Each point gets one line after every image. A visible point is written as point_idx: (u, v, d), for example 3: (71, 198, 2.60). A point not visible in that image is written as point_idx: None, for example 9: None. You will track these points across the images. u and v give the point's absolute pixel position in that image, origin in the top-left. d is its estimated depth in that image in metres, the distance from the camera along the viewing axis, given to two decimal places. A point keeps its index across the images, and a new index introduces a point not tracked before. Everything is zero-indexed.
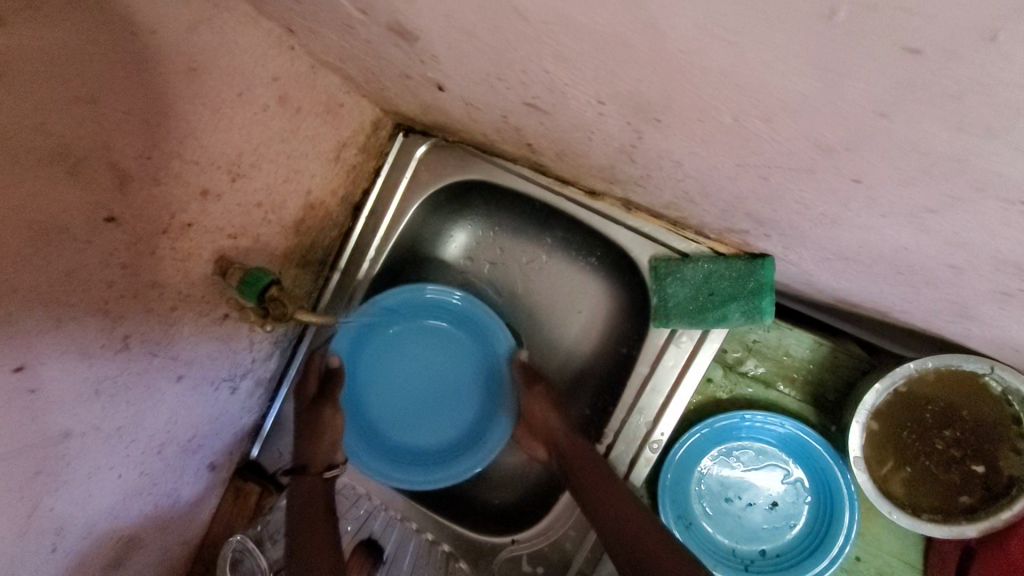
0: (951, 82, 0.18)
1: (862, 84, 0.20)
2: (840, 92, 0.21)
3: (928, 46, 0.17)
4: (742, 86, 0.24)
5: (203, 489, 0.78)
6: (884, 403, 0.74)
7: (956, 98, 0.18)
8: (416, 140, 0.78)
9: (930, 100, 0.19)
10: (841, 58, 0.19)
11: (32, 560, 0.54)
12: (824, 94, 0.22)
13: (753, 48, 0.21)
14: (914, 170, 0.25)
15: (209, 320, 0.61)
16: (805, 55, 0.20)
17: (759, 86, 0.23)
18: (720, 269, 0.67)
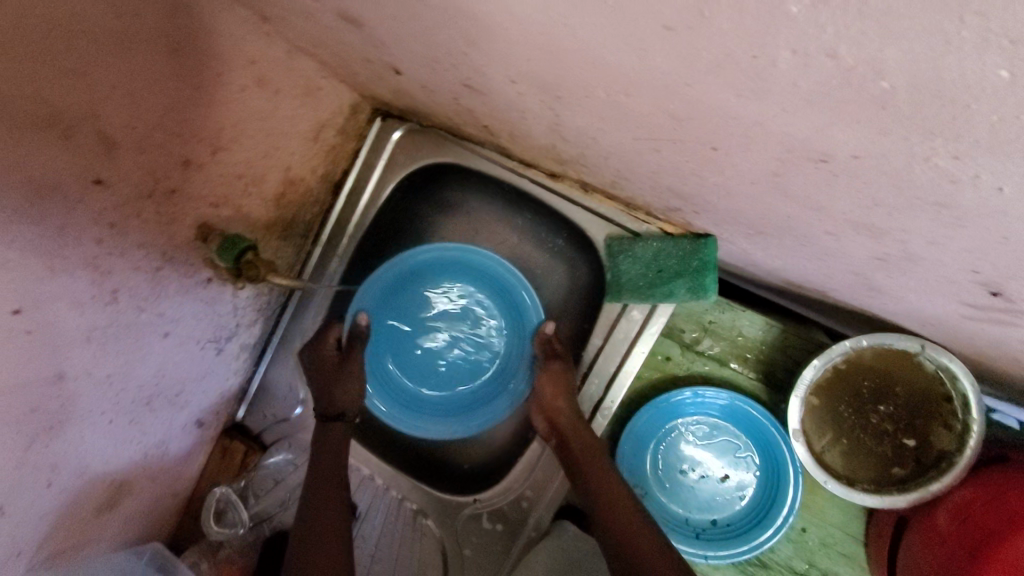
0: (709, 53, 0.23)
1: (661, 58, 0.25)
2: (652, 65, 0.26)
3: (677, 25, 0.22)
4: (592, 63, 0.29)
5: (190, 444, 0.84)
6: (823, 379, 0.78)
7: (720, 66, 0.23)
8: (393, 124, 0.84)
9: (705, 68, 0.24)
10: (636, 35, 0.24)
11: (31, 491, 0.60)
12: (645, 67, 0.27)
13: (581, 29, 0.26)
14: (741, 135, 0.30)
15: (193, 282, 0.67)
16: (615, 32, 0.25)
17: (602, 63, 0.28)
18: (667, 248, 0.72)
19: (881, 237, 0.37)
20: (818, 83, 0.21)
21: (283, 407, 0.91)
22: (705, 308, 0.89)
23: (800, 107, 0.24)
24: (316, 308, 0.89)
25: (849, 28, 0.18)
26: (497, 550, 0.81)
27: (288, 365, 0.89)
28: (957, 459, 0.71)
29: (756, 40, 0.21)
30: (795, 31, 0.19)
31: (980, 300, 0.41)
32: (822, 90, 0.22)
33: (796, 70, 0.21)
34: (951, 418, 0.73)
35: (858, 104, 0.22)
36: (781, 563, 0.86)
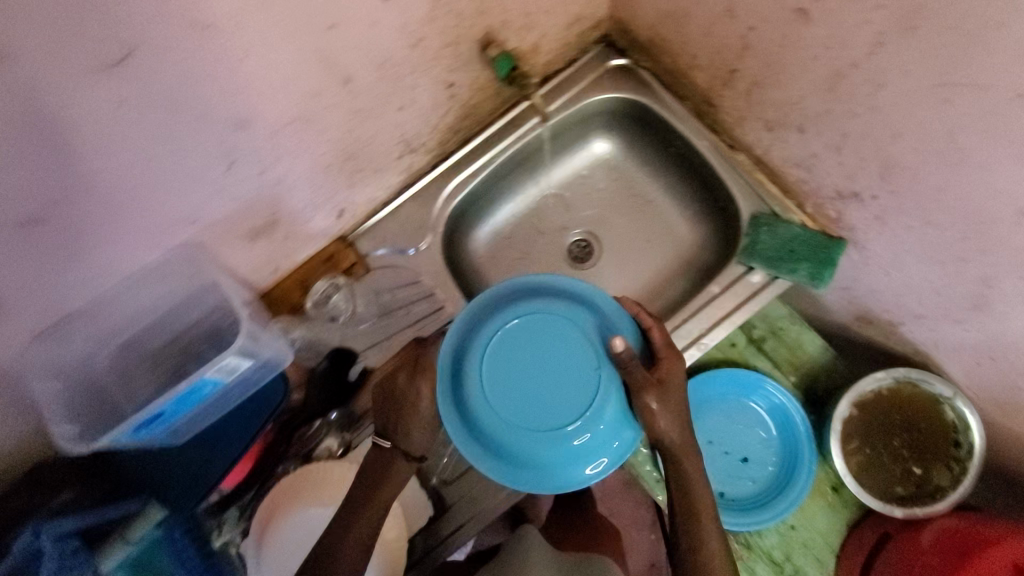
0: None
1: None
2: None
3: None
4: None
5: (324, 228, 0.87)
6: (868, 396, 0.91)
7: None
8: (613, 53, 0.95)
9: None
10: None
11: (248, 166, 0.64)
12: None
13: None
14: None
15: (446, 76, 0.75)
16: None
17: None
18: (805, 236, 0.85)
19: None
20: None
21: (405, 240, 0.93)
22: (780, 314, 1.00)
23: None
24: (473, 169, 0.95)
25: None
26: None
27: (426, 206, 0.94)
28: (951, 492, 0.86)
29: None
30: None
31: None
32: None
33: None
34: (955, 461, 0.87)
35: None
36: (763, 547, 0.95)
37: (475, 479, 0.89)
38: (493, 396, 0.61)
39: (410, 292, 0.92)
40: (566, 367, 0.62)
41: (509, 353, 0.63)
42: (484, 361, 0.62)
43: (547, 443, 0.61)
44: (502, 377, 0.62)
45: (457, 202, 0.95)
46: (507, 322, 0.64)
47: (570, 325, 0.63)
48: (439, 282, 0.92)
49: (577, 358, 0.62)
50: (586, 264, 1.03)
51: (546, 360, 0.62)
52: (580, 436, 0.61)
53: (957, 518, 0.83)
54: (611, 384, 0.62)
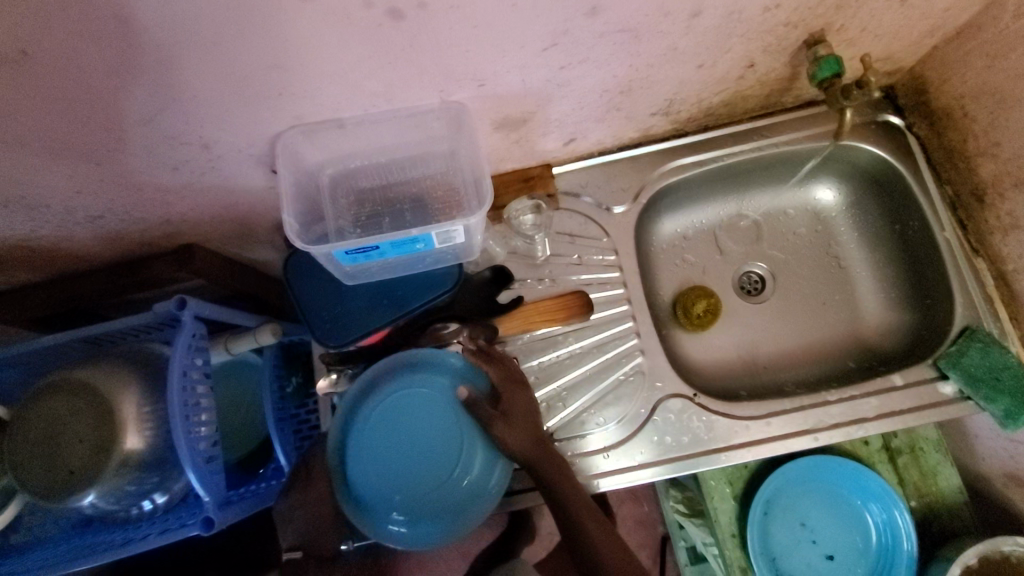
0: None
1: None
2: None
3: None
4: None
5: (546, 150, 0.85)
6: (995, 557, 0.83)
7: None
8: (892, 108, 0.89)
9: None
10: None
11: (558, 57, 0.62)
12: None
13: None
14: None
15: (753, 55, 0.71)
16: None
17: None
18: (1018, 371, 0.78)
19: None
20: None
21: (605, 195, 0.91)
22: (927, 436, 0.94)
23: None
24: (699, 159, 0.92)
25: None
26: (683, 440, 0.83)
27: (639, 174, 0.91)
28: None
29: None
30: None
31: None
32: None
33: None
34: None
35: None
36: None
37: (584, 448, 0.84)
38: (373, 480, 0.75)
39: (589, 247, 0.90)
40: (437, 433, 0.76)
41: (370, 457, 0.75)
42: (356, 456, 0.76)
43: (438, 488, 0.75)
44: (374, 463, 0.75)
45: (668, 183, 0.92)
46: (358, 433, 0.76)
47: (405, 425, 0.77)
48: (620, 249, 0.90)
49: (434, 423, 0.77)
50: (754, 298, 0.99)
51: (410, 450, 0.76)
52: (465, 470, 0.75)
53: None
54: (473, 429, 0.76)
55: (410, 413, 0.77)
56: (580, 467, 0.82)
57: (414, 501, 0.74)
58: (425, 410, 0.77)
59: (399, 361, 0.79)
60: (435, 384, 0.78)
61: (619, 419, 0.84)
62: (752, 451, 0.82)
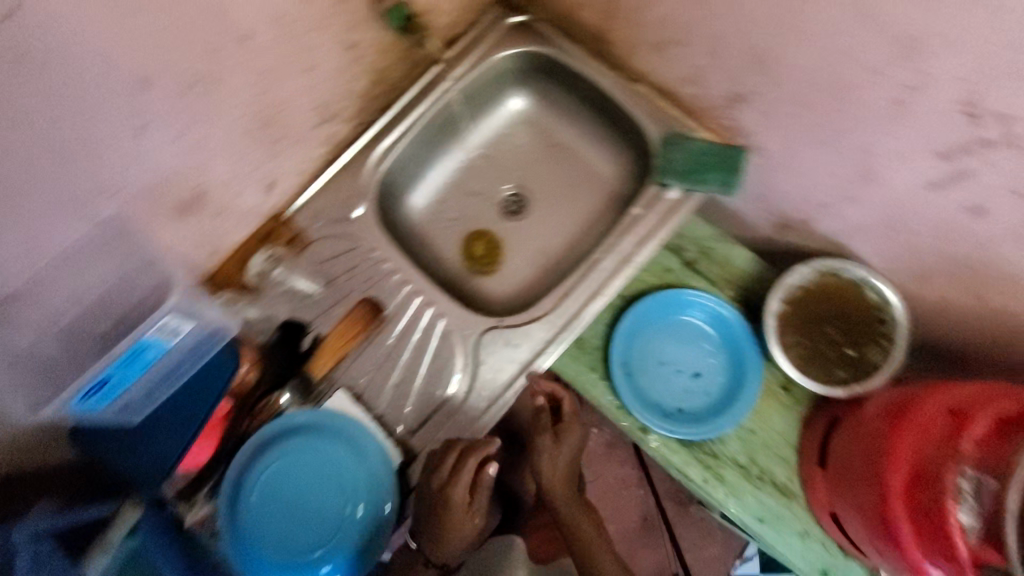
0: None
1: None
2: None
3: None
4: None
5: (256, 203, 0.90)
6: (796, 292, 0.96)
7: None
8: (511, 12, 1.01)
9: None
10: None
11: (163, 132, 0.66)
12: None
13: None
14: None
15: (344, 37, 0.79)
16: None
17: None
18: (711, 148, 0.91)
19: (910, 54, 0.59)
20: None
21: (339, 210, 0.97)
22: (707, 235, 1.06)
23: None
24: (396, 135, 0.98)
25: None
26: (511, 363, 0.89)
27: (357, 176, 0.98)
28: (884, 366, 0.91)
29: None
30: None
31: (957, 139, 0.63)
32: None
33: None
34: (886, 339, 0.92)
35: None
36: (727, 454, 0.99)
37: (444, 420, 0.88)
38: (282, 549, 0.82)
39: (352, 259, 0.96)
40: (320, 479, 0.84)
41: (271, 533, 0.82)
42: (258, 540, 0.82)
43: (341, 524, 0.83)
44: (278, 535, 0.83)
45: (386, 170, 0.99)
46: (251, 519, 0.82)
47: (290, 489, 0.84)
48: (378, 244, 0.96)
49: (313, 474, 0.84)
50: (520, 217, 1.09)
51: (304, 504, 0.84)
52: (355, 497, 0.83)
53: (897, 389, 0.87)
54: (347, 460, 0.84)
55: (289, 477, 0.84)
56: (448, 439, 0.87)
57: (326, 545, 0.82)
58: (299, 467, 0.84)
59: (257, 442, 0.85)
60: (296, 442, 0.85)
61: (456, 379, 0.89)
62: (567, 336, 0.90)
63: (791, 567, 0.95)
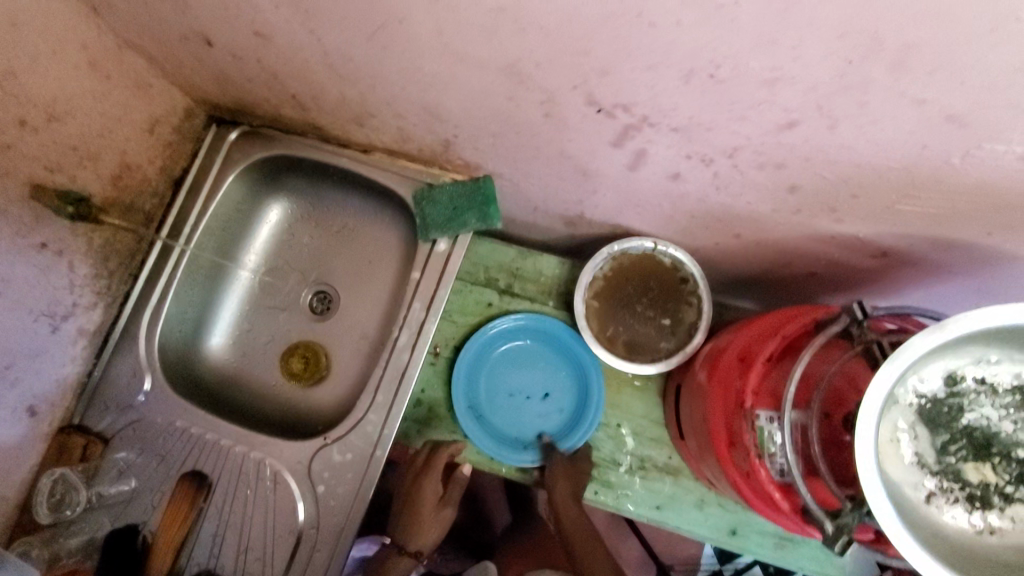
0: None
1: None
2: None
3: None
4: None
5: (22, 435, 0.82)
6: (600, 284, 0.96)
7: None
8: (226, 128, 0.97)
9: None
10: None
11: None
12: None
13: None
14: None
15: (24, 244, 0.74)
16: None
17: None
18: (458, 189, 0.90)
19: (524, 78, 0.58)
20: None
21: (126, 394, 0.91)
22: (511, 257, 1.06)
23: None
24: (158, 295, 0.93)
25: None
26: (348, 478, 0.86)
27: (132, 353, 0.92)
28: (699, 323, 0.93)
29: None
30: None
31: (614, 130, 0.63)
32: None
33: None
34: (692, 296, 0.94)
35: None
36: (606, 458, 0.99)
37: (304, 562, 0.83)
38: None
39: (156, 436, 0.90)
40: None
41: None
42: None
43: None
44: None
45: (160, 333, 0.93)
46: None
47: None
48: (180, 412, 0.90)
49: None
50: (331, 314, 1.04)
51: None
52: None
53: (711, 342, 0.89)
54: None
55: None
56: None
57: None
58: None
59: None
60: None
61: (302, 517, 0.85)
62: (393, 426, 0.87)
63: (700, 539, 0.96)
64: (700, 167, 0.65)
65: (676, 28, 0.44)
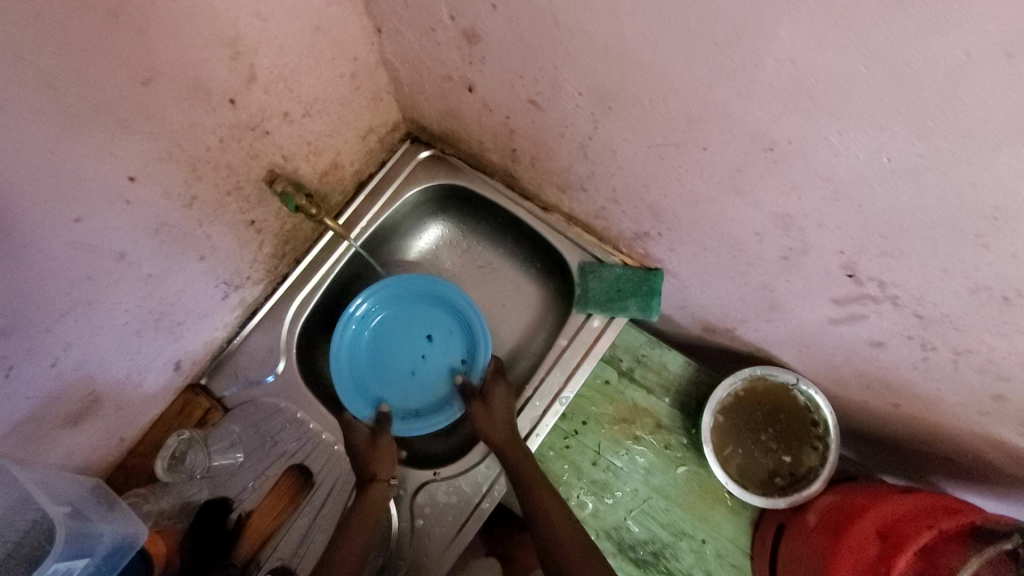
0: (752, 80, 0.45)
1: (717, 90, 0.48)
2: (711, 97, 0.49)
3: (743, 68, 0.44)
4: (663, 84, 0.51)
5: (161, 386, 0.85)
6: (728, 400, 0.97)
7: (752, 92, 0.46)
8: (420, 147, 1.01)
9: (741, 93, 0.47)
10: (706, 70, 0.47)
11: (36, 364, 0.62)
12: (704, 91, 0.49)
13: (663, 63, 0.49)
14: (742, 144, 0.52)
15: (239, 219, 0.77)
16: (707, 68, 0.46)
17: (671, 84, 0.51)
18: (627, 273, 0.92)
19: (791, 228, 0.59)
20: (788, 97, 0.44)
21: (256, 370, 0.92)
22: (640, 342, 1.07)
23: (780, 116, 0.46)
24: (312, 285, 0.96)
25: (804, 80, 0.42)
26: (448, 520, 0.87)
27: (273, 333, 0.94)
28: (821, 471, 0.91)
29: (782, 93, 0.44)
30: (779, 91, 0.44)
31: (845, 293, 0.64)
32: (788, 101, 0.45)
33: (772, 98, 0.45)
34: (818, 440, 0.93)
35: (795, 120, 0.46)
36: (683, 571, 0.98)
37: None
38: None
39: (273, 419, 0.92)
40: None
41: None
42: None
43: None
44: None
45: (302, 321, 0.95)
46: None
47: None
48: (302, 403, 0.92)
49: None
50: None
51: None
52: None
53: (837, 494, 0.87)
54: None
55: None
56: None
57: None
58: None
59: None
60: None
61: (394, 542, 0.86)
62: (496, 486, 0.89)
63: None
64: (912, 349, 0.66)
65: (1007, 257, 0.46)
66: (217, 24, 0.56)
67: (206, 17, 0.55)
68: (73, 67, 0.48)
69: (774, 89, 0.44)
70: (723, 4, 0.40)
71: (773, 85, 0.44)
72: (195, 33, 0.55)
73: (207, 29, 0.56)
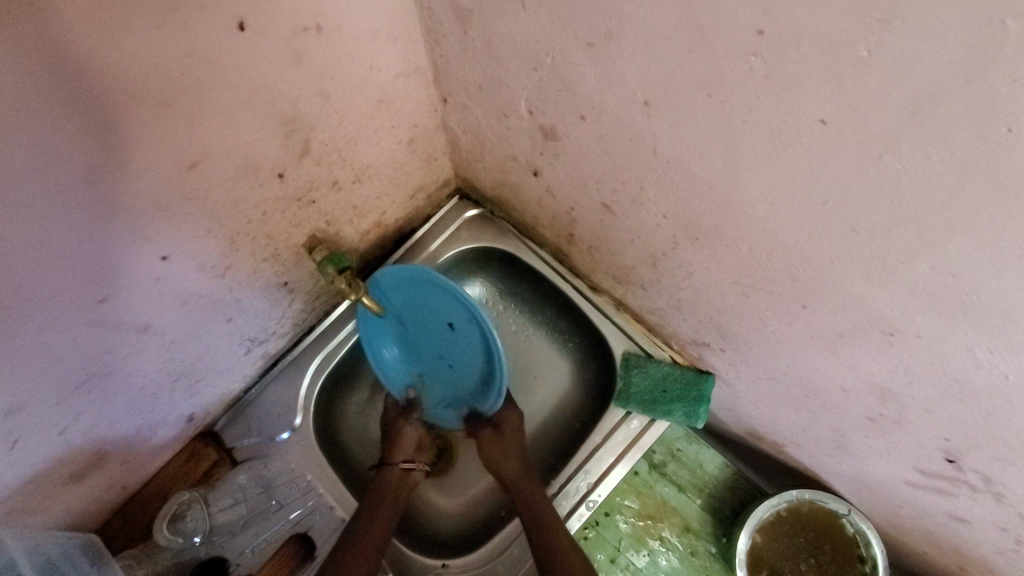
0: (886, 272, 0.38)
1: (838, 266, 0.41)
2: (828, 269, 0.42)
3: (878, 258, 0.37)
4: (770, 240, 0.44)
5: (170, 437, 0.80)
6: (768, 520, 0.89)
7: (883, 282, 0.39)
8: (468, 205, 0.95)
9: (869, 278, 0.40)
10: (829, 245, 0.40)
11: (44, 435, 0.58)
12: (822, 262, 0.42)
13: (778, 223, 0.42)
14: (852, 318, 0.45)
15: (273, 281, 0.72)
16: (831, 244, 0.39)
17: (782, 243, 0.44)
18: (675, 373, 0.85)
19: (888, 399, 0.52)
20: (930, 300, 0.37)
21: (270, 425, 0.87)
22: (676, 435, 1.00)
23: (912, 312, 0.39)
24: (339, 340, 0.91)
25: (959, 295, 0.35)
26: None
27: (293, 387, 0.88)
28: None
29: (924, 295, 0.37)
30: (920, 293, 0.37)
31: (936, 470, 0.56)
32: (929, 303, 0.37)
33: (908, 294, 0.38)
34: None
35: (930, 321, 0.39)
36: None
37: None
38: None
39: (282, 480, 0.87)
40: None
41: None
42: None
43: None
44: None
45: (324, 378, 0.90)
46: None
47: None
48: (314, 466, 0.87)
49: None
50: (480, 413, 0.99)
51: None
52: None
53: None
54: None
55: None
56: None
57: None
58: None
59: None
60: None
61: None
62: None
63: None
64: (1005, 540, 0.58)
65: None
66: (275, 104, 0.51)
67: (265, 98, 0.49)
68: (114, 159, 0.43)
69: (915, 289, 0.37)
70: (878, 200, 0.33)
71: (914, 286, 0.37)
72: (251, 114, 0.50)
73: (265, 110, 0.50)
